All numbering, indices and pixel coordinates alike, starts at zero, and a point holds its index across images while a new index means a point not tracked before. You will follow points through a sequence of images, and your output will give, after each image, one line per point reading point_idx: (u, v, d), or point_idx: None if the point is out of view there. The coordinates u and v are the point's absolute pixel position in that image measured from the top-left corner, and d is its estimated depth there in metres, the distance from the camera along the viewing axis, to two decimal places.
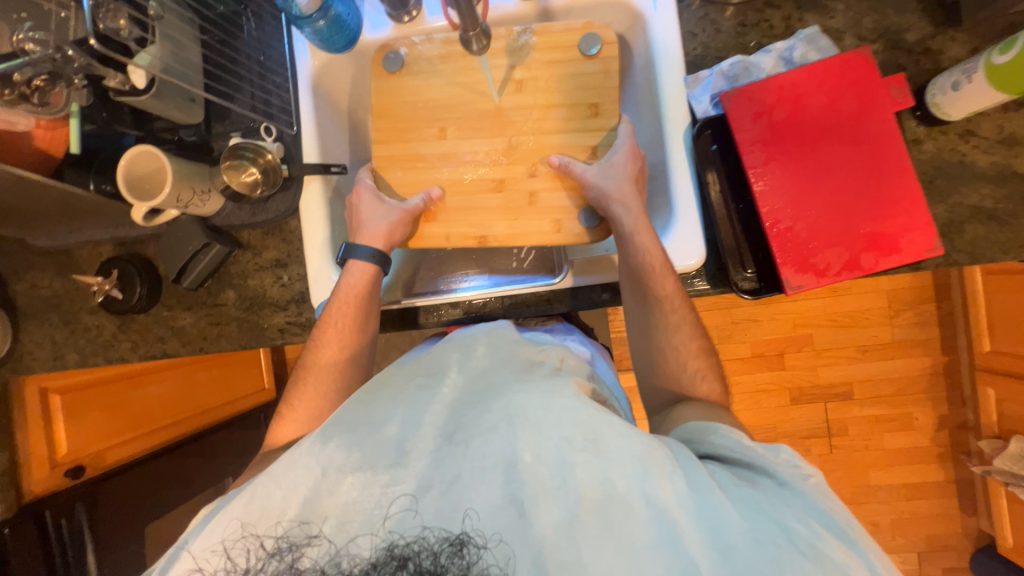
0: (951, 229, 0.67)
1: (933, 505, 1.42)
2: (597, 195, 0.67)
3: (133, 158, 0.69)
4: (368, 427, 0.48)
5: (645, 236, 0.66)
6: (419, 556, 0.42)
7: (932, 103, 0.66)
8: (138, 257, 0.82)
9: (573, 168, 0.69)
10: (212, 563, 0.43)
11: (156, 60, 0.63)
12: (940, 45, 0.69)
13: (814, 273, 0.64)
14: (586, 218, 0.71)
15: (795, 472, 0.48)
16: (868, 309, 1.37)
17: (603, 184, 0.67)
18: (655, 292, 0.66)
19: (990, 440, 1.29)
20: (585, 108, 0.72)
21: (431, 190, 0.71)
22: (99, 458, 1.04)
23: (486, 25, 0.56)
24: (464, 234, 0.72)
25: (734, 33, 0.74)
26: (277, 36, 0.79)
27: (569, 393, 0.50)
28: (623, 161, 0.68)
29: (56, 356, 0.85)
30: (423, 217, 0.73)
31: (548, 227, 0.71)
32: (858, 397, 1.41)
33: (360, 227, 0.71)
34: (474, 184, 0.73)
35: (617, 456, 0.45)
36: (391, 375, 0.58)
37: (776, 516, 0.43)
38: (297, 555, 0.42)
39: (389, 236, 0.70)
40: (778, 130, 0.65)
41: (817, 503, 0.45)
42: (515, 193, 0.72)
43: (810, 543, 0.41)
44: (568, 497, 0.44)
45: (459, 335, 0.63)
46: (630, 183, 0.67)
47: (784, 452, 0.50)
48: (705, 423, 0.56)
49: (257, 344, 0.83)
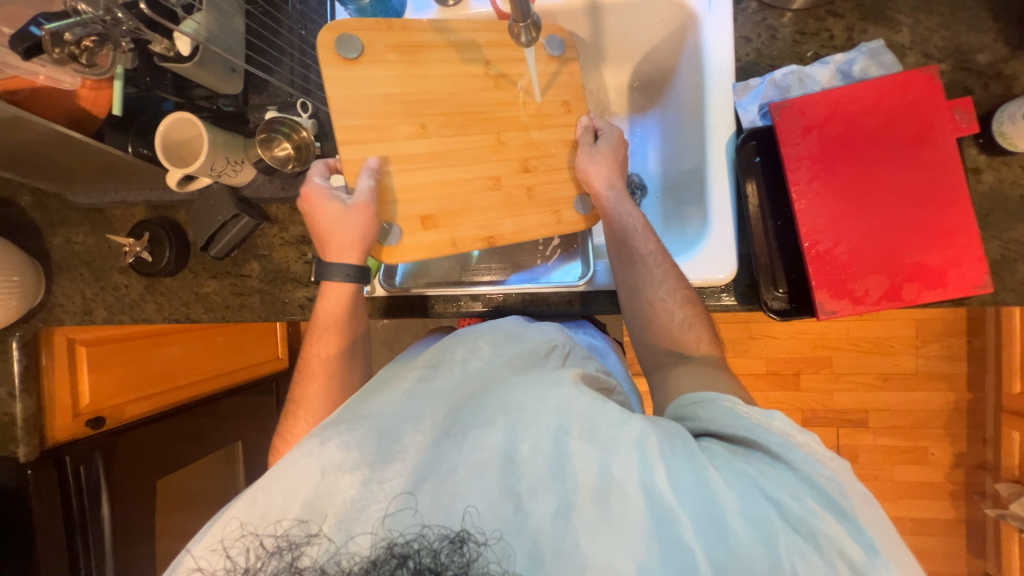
0: (1002, 266, 0.64)
1: (939, 542, 1.39)
2: (582, 172, 0.67)
3: (171, 125, 0.69)
4: (370, 415, 0.50)
5: (626, 200, 0.68)
6: (419, 555, 0.41)
7: (998, 131, 0.62)
8: (169, 222, 0.83)
9: (579, 137, 0.69)
10: (212, 563, 0.43)
11: (200, 28, 0.64)
12: (1013, 70, 0.65)
13: (850, 300, 0.61)
14: (581, 207, 0.69)
15: (789, 440, 0.46)
16: (894, 337, 1.33)
17: (591, 154, 0.67)
18: (637, 249, 0.68)
19: (1009, 483, 1.24)
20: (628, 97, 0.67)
21: (370, 165, 0.63)
22: (117, 411, 1.08)
23: (538, 17, 0.56)
24: (470, 237, 0.66)
25: (791, 41, 0.71)
26: (321, 11, 0.78)
27: (563, 381, 0.50)
28: (610, 140, 0.69)
29: (85, 311, 0.88)
30: (422, 223, 0.65)
31: (547, 220, 0.68)
32: (873, 425, 1.37)
33: (329, 236, 0.65)
34: (469, 181, 0.67)
35: (615, 443, 0.45)
36: (396, 371, 0.58)
37: (768, 490, 0.43)
38: (297, 555, 0.42)
39: (362, 236, 0.64)
40: (825, 147, 0.62)
41: (811, 475, 0.44)
42: (514, 190, 0.68)
43: (800, 518, 0.42)
44: (565, 489, 0.43)
45: (464, 331, 0.64)
46: (616, 161, 0.68)
47: (778, 418, 0.48)
48: (706, 393, 0.53)
49: (278, 317, 0.84)
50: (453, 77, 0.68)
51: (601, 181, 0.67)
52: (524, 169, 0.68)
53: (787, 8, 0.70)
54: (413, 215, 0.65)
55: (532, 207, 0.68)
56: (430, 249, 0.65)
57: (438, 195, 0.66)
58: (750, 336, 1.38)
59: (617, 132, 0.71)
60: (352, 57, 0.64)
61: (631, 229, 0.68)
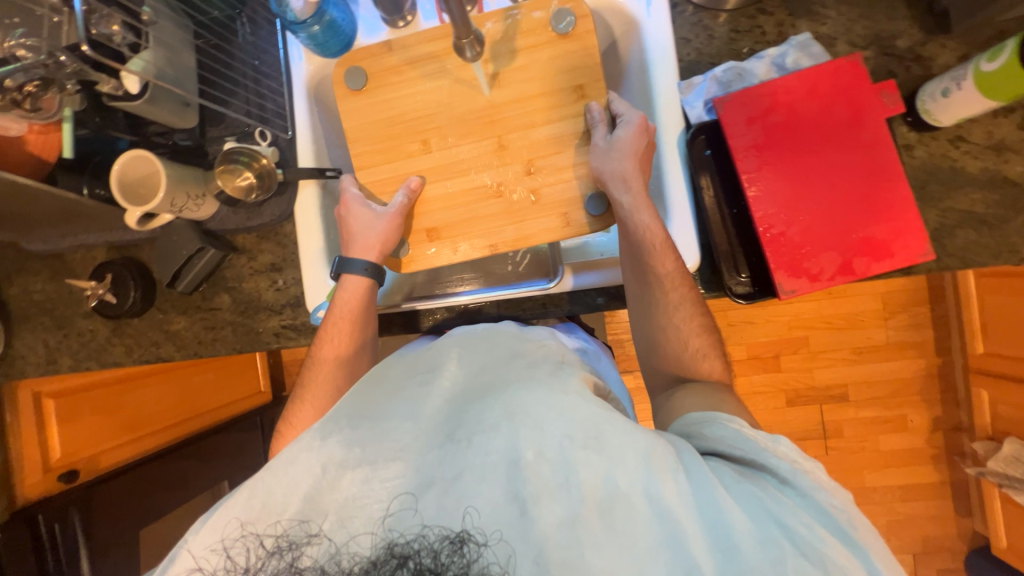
0: (941, 234, 0.68)
1: (928, 506, 1.42)
2: (595, 170, 0.65)
3: (127, 162, 0.69)
4: (372, 421, 0.50)
5: (644, 212, 0.64)
6: (419, 555, 0.42)
7: (923, 109, 0.66)
8: (133, 262, 0.81)
9: (599, 125, 0.65)
10: (212, 563, 0.43)
11: (148, 65, 0.64)
12: (930, 52, 0.70)
13: (807, 278, 0.64)
14: (593, 207, 0.66)
15: (795, 466, 0.47)
16: (862, 312, 1.38)
17: (605, 154, 0.63)
18: (656, 272, 0.65)
19: (984, 441, 1.29)
20: (570, 92, 0.67)
21: (410, 181, 0.69)
22: (94, 461, 1.06)
23: (479, 33, 0.58)
24: (475, 245, 0.69)
25: (727, 39, 0.75)
26: (272, 40, 0.80)
27: (572, 391, 0.50)
28: (629, 136, 0.63)
29: (49, 361, 0.85)
30: (430, 235, 0.71)
31: (556, 223, 0.68)
32: (853, 399, 1.41)
33: (353, 236, 0.69)
34: (473, 191, 0.69)
35: (620, 454, 0.44)
36: (389, 369, 0.59)
37: (777, 514, 0.43)
38: (297, 555, 0.43)
39: (385, 243, 0.68)
40: (771, 135, 0.66)
41: (819, 502, 0.45)
42: (517, 195, 0.68)
43: (812, 546, 0.41)
44: (570, 496, 0.43)
45: (459, 331, 0.65)
46: (635, 162, 0.63)
47: (783, 444, 0.50)
48: (706, 414, 0.57)
49: (253, 348, 0.82)
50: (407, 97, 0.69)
51: (613, 185, 0.64)
52: (528, 171, 0.68)
53: (721, 9, 0.74)
54: (419, 231, 0.71)
55: (539, 211, 0.68)
56: (436, 259, 0.71)
57: (442, 208, 0.70)
58: (727, 324, 1.42)
59: (639, 126, 0.64)
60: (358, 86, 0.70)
61: (648, 240, 0.64)
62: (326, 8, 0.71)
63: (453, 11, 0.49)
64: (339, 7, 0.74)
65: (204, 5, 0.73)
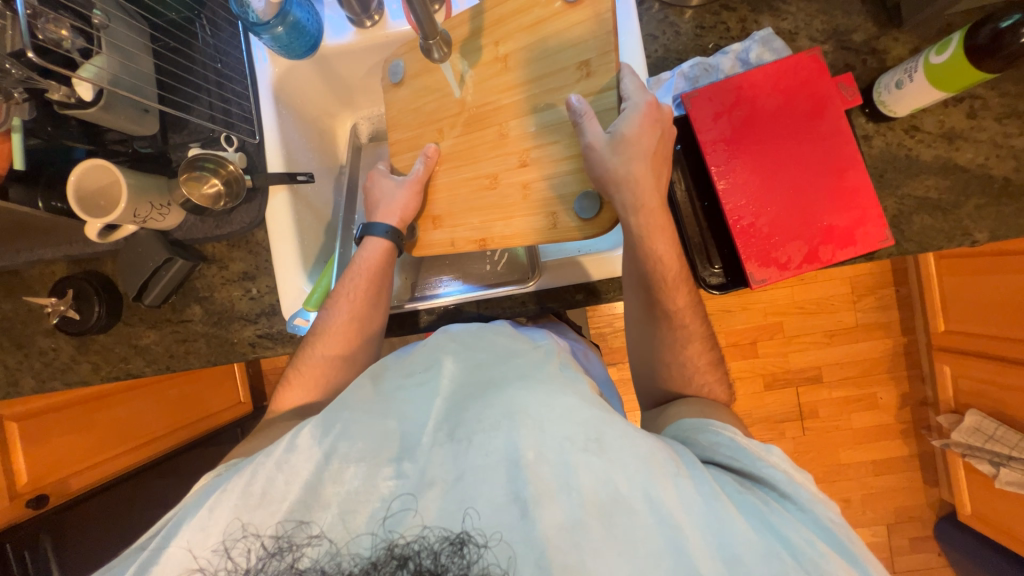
0: (899, 220, 0.71)
1: (900, 479, 1.48)
2: (595, 170, 0.58)
3: (84, 172, 0.66)
4: (368, 420, 0.51)
5: (658, 242, 0.60)
6: (419, 556, 0.43)
7: (879, 101, 0.69)
8: (96, 275, 0.78)
9: (586, 122, 0.58)
10: (213, 563, 0.45)
11: (101, 71, 0.61)
12: (885, 45, 0.72)
13: (776, 267, 0.67)
14: (584, 210, 0.61)
15: (790, 478, 0.49)
16: (833, 295, 1.43)
17: (609, 163, 0.56)
18: (664, 308, 0.65)
19: (948, 414, 1.35)
20: (574, 70, 0.61)
21: (427, 148, 0.70)
22: (63, 485, 1.04)
23: (445, 34, 0.64)
24: (467, 238, 0.69)
25: (693, 35, 0.76)
26: (234, 43, 0.78)
27: (573, 391, 0.50)
28: (636, 133, 0.56)
29: (10, 383, 0.81)
30: (431, 223, 0.72)
31: (543, 223, 0.64)
32: (827, 379, 1.46)
33: (377, 204, 0.72)
34: (473, 182, 0.68)
35: (621, 457, 0.44)
36: (386, 367, 0.59)
37: (777, 528, 0.44)
38: (297, 556, 0.44)
39: (404, 212, 0.70)
40: (739, 128, 0.68)
41: (819, 517, 0.46)
42: (510, 188, 0.66)
43: (814, 561, 0.41)
44: (572, 499, 0.43)
45: (457, 328, 0.63)
46: (645, 163, 0.57)
47: (776, 454, 0.52)
48: (699, 420, 0.59)
49: (228, 359, 0.80)
50: None
51: (618, 203, 0.59)
52: (523, 164, 0.65)
53: (686, 6, 0.75)
54: (427, 217, 0.72)
55: (527, 208, 0.65)
56: (440, 247, 0.72)
57: (445, 198, 0.71)
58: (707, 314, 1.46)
59: (646, 118, 0.57)
60: (397, 79, 0.74)
61: (658, 258, 0.61)
62: (289, 8, 0.69)
63: (419, 12, 0.54)
64: (303, 7, 0.72)
65: (160, 7, 0.73)
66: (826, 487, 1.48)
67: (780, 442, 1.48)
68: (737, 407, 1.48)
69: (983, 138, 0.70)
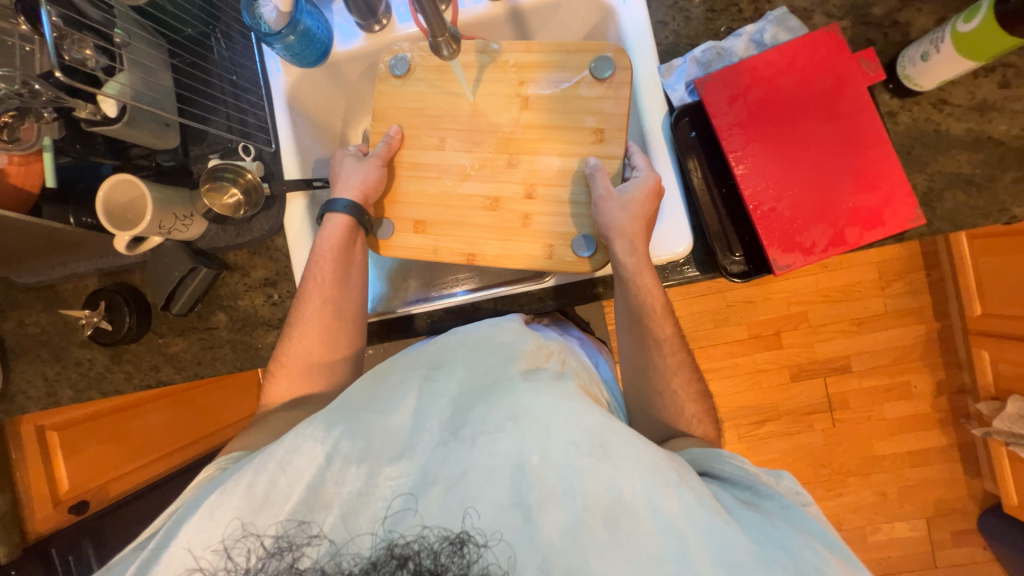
0: (930, 197, 0.68)
1: (938, 470, 1.42)
2: (598, 221, 0.62)
3: (112, 188, 0.69)
4: (378, 419, 0.51)
5: (646, 276, 0.62)
6: (419, 556, 0.43)
7: (903, 75, 0.66)
8: (126, 287, 0.81)
9: (600, 177, 0.62)
10: (213, 563, 0.46)
11: (124, 87, 0.64)
12: (908, 17, 0.69)
13: (800, 252, 0.65)
14: (581, 247, 0.65)
15: (796, 498, 0.50)
16: (859, 283, 1.39)
17: (615, 217, 0.60)
18: (656, 334, 0.65)
19: (988, 401, 1.29)
20: (590, 133, 0.66)
21: (390, 130, 0.70)
22: (103, 490, 1.12)
23: (455, 31, 0.61)
24: (452, 250, 0.69)
25: (704, 19, 0.74)
26: (247, 54, 0.80)
27: (579, 397, 0.49)
28: (641, 195, 0.61)
29: (49, 393, 0.85)
30: (417, 228, 0.71)
31: (539, 252, 0.66)
32: (856, 369, 1.42)
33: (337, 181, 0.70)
34: (467, 198, 0.69)
35: (626, 462, 0.44)
36: (393, 366, 0.59)
37: (782, 540, 0.43)
38: (297, 555, 0.45)
39: (365, 187, 0.68)
40: (755, 112, 0.66)
41: (823, 530, 0.46)
42: (510, 214, 0.67)
43: (818, 567, 0.41)
44: (575, 503, 0.42)
45: (465, 331, 0.62)
46: (642, 222, 0.61)
47: (785, 479, 0.52)
48: (707, 449, 0.56)
49: (254, 365, 0.82)
50: (399, 113, 0.72)
51: (616, 248, 0.61)
52: (528, 195, 0.67)
53: None
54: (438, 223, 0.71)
55: (527, 235, 0.67)
56: (416, 250, 0.70)
57: (435, 205, 0.70)
58: (727, 304, 1.43)
59: (649, 194, 0.61)
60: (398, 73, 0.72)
61: (647, 293, 0.62)
62: (298, 17, 0.71)
63: (427, 12, 0.53)
64: (312, 16, 0.74)
65: (176, 23, 0.75)
66: (859, 479, 1.43)
67: (808, 434, 1.43)
68: (745, 404, 1.46)
69: (1017, 108, 0.66)
